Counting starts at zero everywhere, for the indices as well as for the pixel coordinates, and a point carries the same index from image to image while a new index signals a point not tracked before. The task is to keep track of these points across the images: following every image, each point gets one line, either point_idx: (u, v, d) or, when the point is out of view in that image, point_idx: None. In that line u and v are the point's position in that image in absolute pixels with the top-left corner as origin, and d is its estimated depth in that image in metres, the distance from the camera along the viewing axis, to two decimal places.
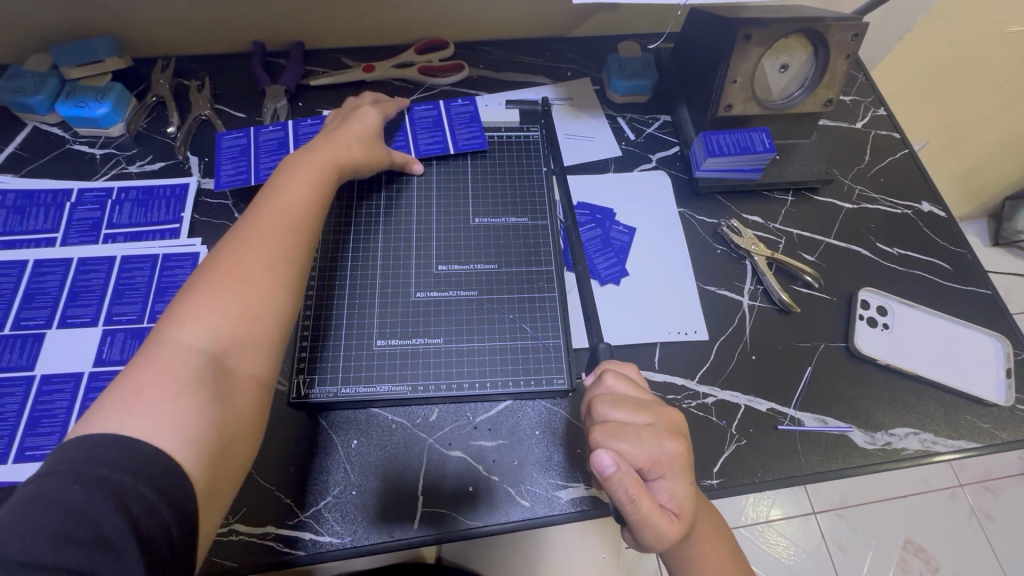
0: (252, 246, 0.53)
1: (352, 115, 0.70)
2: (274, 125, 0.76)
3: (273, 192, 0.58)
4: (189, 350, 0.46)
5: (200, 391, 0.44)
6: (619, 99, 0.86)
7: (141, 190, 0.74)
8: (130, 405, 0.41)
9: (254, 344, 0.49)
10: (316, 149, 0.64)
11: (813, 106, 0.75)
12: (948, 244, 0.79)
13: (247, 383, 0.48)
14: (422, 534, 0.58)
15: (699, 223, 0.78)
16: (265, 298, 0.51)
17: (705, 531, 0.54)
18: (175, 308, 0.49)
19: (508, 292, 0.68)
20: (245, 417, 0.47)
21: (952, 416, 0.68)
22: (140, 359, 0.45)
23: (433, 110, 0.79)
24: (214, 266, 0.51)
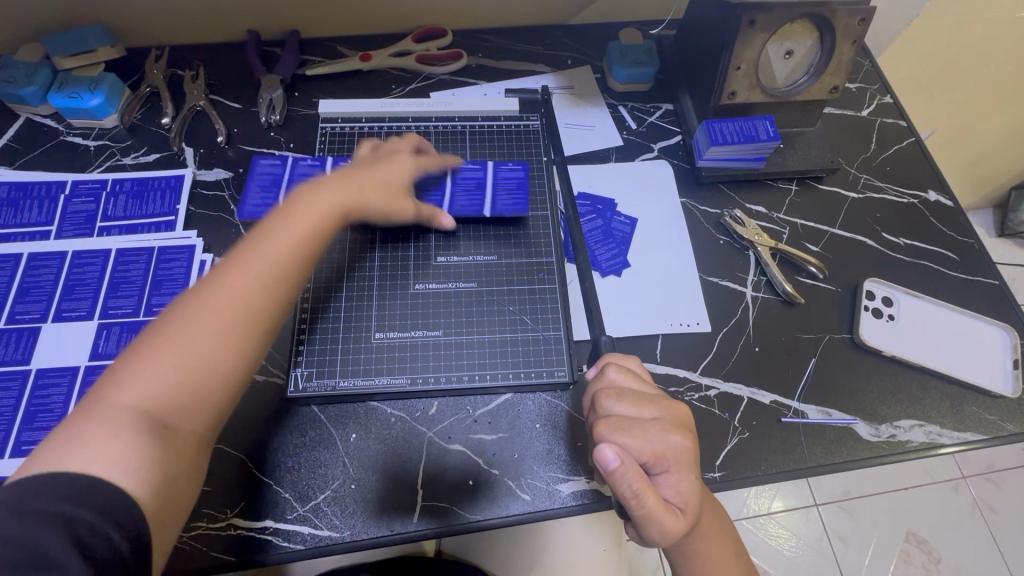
0: (217, 300, 0.47)
1: (381, 160, 0.64)
2: (314, 159, 0.71)
3: (264, 235, 0.52)
4: (131, 408, 0.43)
5: (136, 443, 0.41)
6: (621, 88, 0.85)
7: (135, 182, 0.73)
8: (65, 452, 0.40)
9: (200, 406, 0.45)
10: (328, 184, 0.57)
11: (818, 93, 0.74)
12: (955, 234, 0.78)
13: (190, 439, 0.45)
14: (421, 528, 0.58)
15: (702, 213, 0.77)
16: (221, 354, 0.46)
17: (710, 525, 0.53)
18: (130, 349, 0.45)
19: (508, 284, 0.68)
20: (187, 462, 0.45)
21: (958, 407, 0.67)
22: (83, 407, 0.43)
23: (478, 172, 0.72)
24: (175, 314, 0.47)
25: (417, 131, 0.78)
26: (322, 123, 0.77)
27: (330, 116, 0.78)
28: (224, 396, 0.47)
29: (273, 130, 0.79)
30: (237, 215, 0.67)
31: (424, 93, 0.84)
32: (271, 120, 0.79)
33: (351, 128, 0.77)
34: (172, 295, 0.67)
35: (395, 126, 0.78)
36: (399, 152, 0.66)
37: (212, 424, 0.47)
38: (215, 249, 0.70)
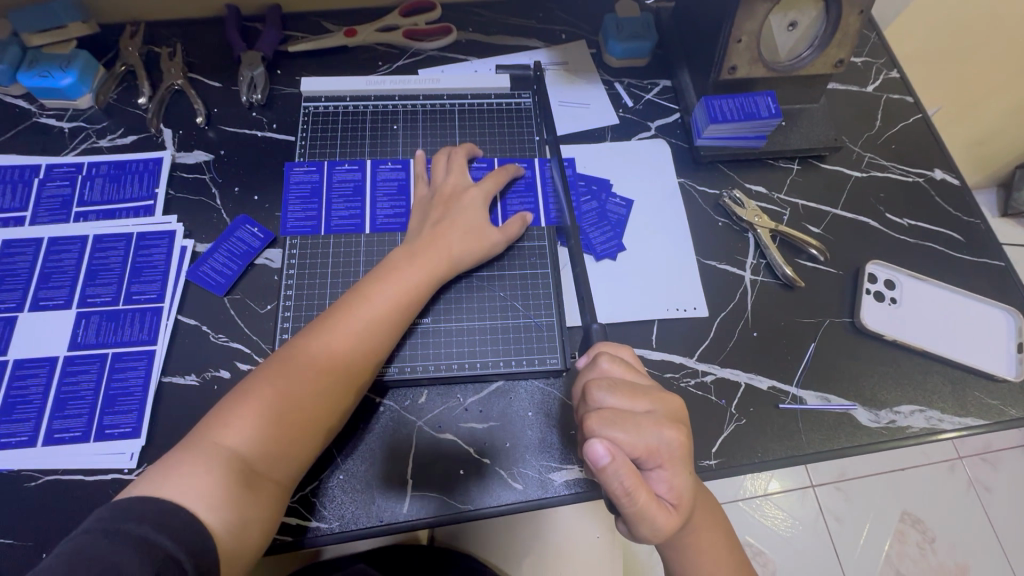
0: (314, 358, 0.54)
1: (458, 203, 0.65)
2: (351, 163, 0.72)
3: (357, 302, 0.57)
4: (228, 449, 0.49)
5: (230, 482, 0.47)
6: (617, 63, 0.81)
7: (112, 165, 0.71)
8: (168, 478, 0.46)
9: (285, 456, 0.51)
10: (417, 248, 0.62)
11: (822, 67, 0.71)
12: (961, 214, 0.76)
13: (271, 485, 0.50)
14: (412, 518, 0.57)
15: (700, 194, 0.75)
16: (311, 413, 0.53)
17: (703, 516, 0.53)
18: (235, 394, 0.52)
19: (500, 268, 0.67)
20: (266, 509, 0.49)
21: (959, 392, 0.65)
22: (190, 441, 0.49)
23: (487, 170, 0.72)
24: (273, 366, 0.54)
25: (403, 110, 0.75)
26: (305, 102, 0.75)
27: (313, 94, 0.75)
28: (308, 454, 0.53)
29: (255, 110, 0.76)
30: (281, 232, 0.68)
31: (412, 70, 0.81)
32: (252, 99, 0.75)
33: (336, 108, 0.75)
34: (152, 282, 0.64)
35: (382, 105, 0.75)
36: (472, 189, 0.66)
37: (293, 476, 0.52)
38: (196, 234, 0.68)
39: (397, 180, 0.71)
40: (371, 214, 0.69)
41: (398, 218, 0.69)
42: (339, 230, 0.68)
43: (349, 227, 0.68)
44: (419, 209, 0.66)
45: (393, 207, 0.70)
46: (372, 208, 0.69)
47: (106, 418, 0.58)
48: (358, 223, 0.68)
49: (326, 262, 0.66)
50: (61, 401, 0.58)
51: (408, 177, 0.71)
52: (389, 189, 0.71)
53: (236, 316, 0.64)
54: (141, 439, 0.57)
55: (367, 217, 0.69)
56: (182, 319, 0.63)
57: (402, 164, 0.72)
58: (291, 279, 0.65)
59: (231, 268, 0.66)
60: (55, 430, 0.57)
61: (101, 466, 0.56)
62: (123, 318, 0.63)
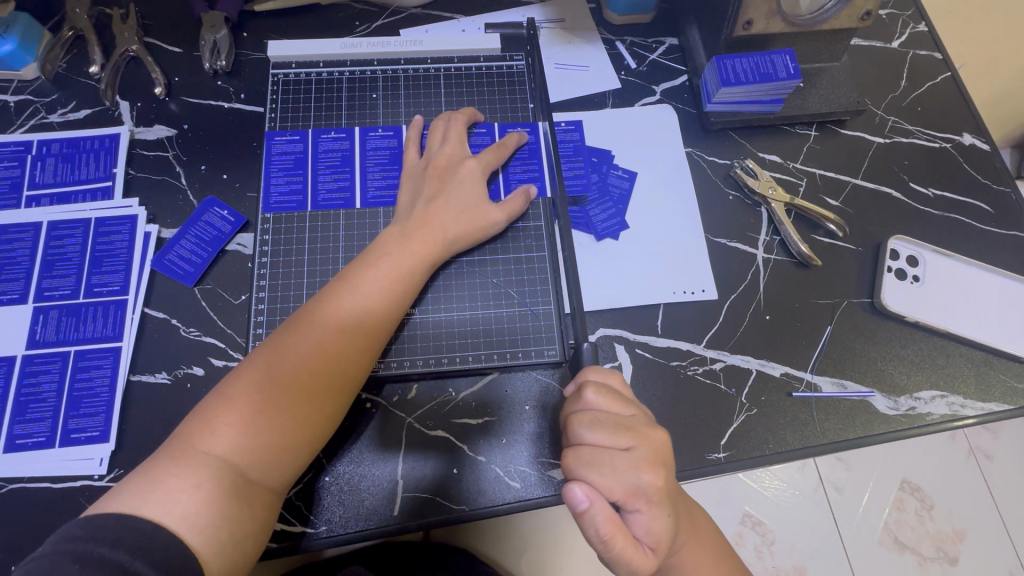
0: (304, 353, 0.49)
1: (452, 177, 0.60)
2: (337, 131, 0.66)
3: (349, 289, 0.52)
4: (216, 459, 0.45)
5: (219, 497, 0.43)
6: (619, 20, 0.74)
7: (65, 143, 0.64)
8: (151, 491, 0.43)
9: (278, 464, 0.47)
10: (410, 229, 0.56)
11: (847, 20, 0.64)
12: (990, 182, 0.70)
13: (265, 495, 0.47)
14: (403, 521, 0.53)
15: (709, 164, 0.69)
16: (308, 411, 0.48)
17: (693, 549, 0.50)
18: (219, 394, 0.48)
19: (493, 251, 0.62)
20: (259, 522, 0.46)
21: (983, 375, 0.61)
22: (173, 450, 0.45)
23: (486, 136, 0.66)
24: (260, 362, 0.49)
25: (383, 77, 0.68)
26: (273, 69, 0.68)
27: (282, 60, 0.67)
28: (304, 457, 0.49)
29: (220, 78, 0.69)
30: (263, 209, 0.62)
31: (393, 31, 0.73)
32: (217, 66, 0.68)
33: (308, 75, 0.68)
34: (115, 273, 0.59)
35: (360, 70, 0.68)
36: (468, 161, 0.61)
37: (287, 483, 0.48)
38: (160, 218, 0.62)
39: (388, 148, 0.65)
40: (360, 185, 0.63)
41: (391, 188, 0.63)
42: (328, 204, 0.62)
43: (338, 201, 0.62)
44: (411, 182, 0.60)
45: (384, 176, 0.64)
46: (361, 178, 0.64)
47: (71, 422, 0.54)
48: (349, 196, 0.63)
49: (315, 238, 0.61)
50: (21, 404, 0.54)
51: (401, 144, 0.65)
52: (379, 157, 0.65)
53: (209, 308, 0.59)
54: (110, 444, 0.54)
55: (356, 190, 0.63)
56: (149, 312, 0.59)
57: (394, 130, 0.66)
58: (266, 267, 0.60)
59: (200, 255, 0.60)
60: (15, 436, 0.53)
61: (68, 474, 0.52)
62: (85, 313, 0.58)
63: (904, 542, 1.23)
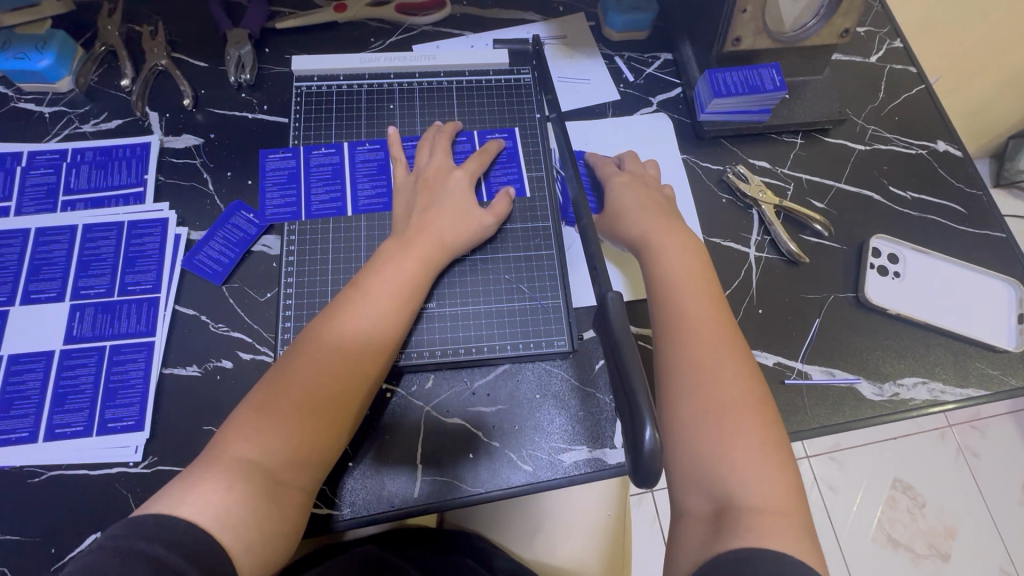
0: (321, 359, 0.52)
1: (442, 187, 0.64)
2: (327, 146, 0.69)
3: (359, 295, 0.56)
4: (245, 462, 0.47)
5: (250, 498, 0.46)
6: (617, 37, 0.79)
7: (98, 151, 0.68)
8: (188, 493, 0.45)
9: (304, 466, 0.50)
10: (411, 237, 0.60)
11: (827, 38, 0.69)
12: (963, 185, 0.75)
13: (294, 494, 0.49)
14: (423, 502, 0.57)
15: (703, 170, 0.74)
16: (332, 412, 0.51)
17: (701, 351, 0.52)
18: (246, 404, 0.51)
19: (505, 251, 0.66)
20: (288, 521, 0.48)
21: (961, 363, 0.66)
22: (206, 457, 0.48)
23: (466, 144, 0.71)
24: (280, 372, 0.52)
25: (398, 89, 0.73)
26: (296, 82, 0.72)
27: (304, 73, 0.72)
28: (329, 456, 0.51)
29: (244, 91, 0.73)
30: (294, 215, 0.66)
31: (406, 47, 0.78)
32: (241, 79, 0.73)
33: (329, 87, 0.72)
34: (147, 272, 0.63)
35: (377, 83, 0.73)
36: (457, 170, 0.65)
37: (314, 483, 0.51)
38: (189, 221, 0.66)
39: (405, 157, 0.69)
40: (351, 196, 0.67)
41: (381, 196, 0.67)
42: (321, 214, 0.66)
43: (330, 210, 0.66)
44: (404, 193, 0.65)
45: (374, 187, 0.68)
46: (352, 191, 0.67)
47: (108, 412, 0.57)
48: (340, 205, 0.66)
49: (338, 240, 0.65)
50: (60, 395, 0.57)
51: (387, 156, 0.69)
52: (368, 167, 0.69)
53: (236, 305, 0.63)
54: (145, 432, 0.57)
55: (347, 200, 0.67)
56: (180, 309, 0.62)
57: (379, 143, 0.70)
58: (292, 266, 0.63)
59: (228, 256, 0.64)
60: (55, 425, 0.56)
61: (106, 460, 0.55)
62: (119, 310, 0.61)
63: (897, 539, 1.27)
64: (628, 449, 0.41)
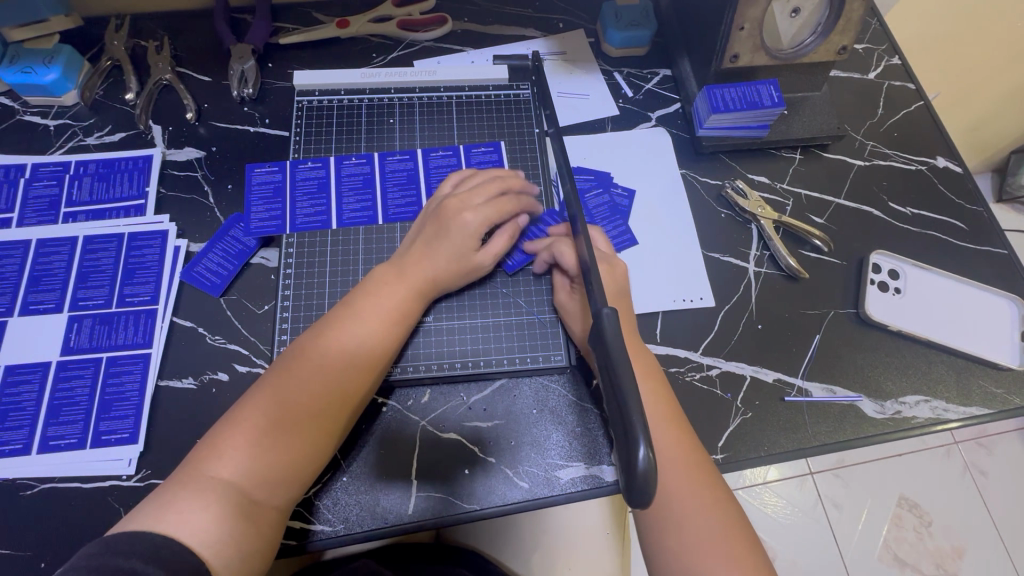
0: (306, 383, 0.52)
1: (450, 226, 0.60)
2: (314, 160, 0.70)
3: (348, 317, 0.56)
4: (222, 482, 0.47)
5: (227, 516, 0.46)
6: (616, 52, 0.80)
7: (101, 164, 0.69)
8: (163, 512, 0.45)
9: (281, 485, 0.49)
10: (405, 263, 0.60)
11: (825, 55, 0.70)
12: (964, 202, 0.75)
13: (271, 511, 0.49)
14: (416, 522, 0.56)
15: (702, 184, 0.74)
16: (311, 433, 0.51)
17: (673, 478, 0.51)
18: (229, 420, 0.50)
19: (503, 265, 0.66)
20: (265, 538, 0.48)
21: (963, 381, 0.65)
22: (181, 476, 0.47)
23: (451, 159, 0.71)
24: (262, 393, 0.52)
25: (399, 103, 0.73)
26: (298, 96, 0.73)
27: (306, 88, 0.73)
28: (307, 474, 0.51)
29: (246, 105, 0.74)
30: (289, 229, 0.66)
31: (408, 62, 0.79)
32: (244, 93, 0.73)
33: (330, 102, 0.73)
34: (146, 284, 0.63)
35: (377, 98, 0.73)
36: (470, 210, 0.61)
37: (293, 500, 0.51)
38: (189, 234, 0.66)
39: (406, 170, 0.70)
40: (336, 211, 0.67)
41: (364, 211, 0.67)
42: (306, 227, 0.66)
43: (316, 224, 0.66)
44: (420, 222, 0.64)
45: (358, 201, 0.68)
46: (337, 206, 0.67)
47: (103, 424, 0.57)
48: (325, 218, 0.67)
49: (337, 253, 0.65)
50: (55, 407, 0.57)
51: (374, 171, 0.70)
52: (355, 181, 0.69)
53: (233, 317, 0.63)
54: (138, 445, 0.56)
55: (332, 214, 0.67)
56: (177, 321, 0.62)
57: (367, 158, 0.70)
58: (290, 278, 0.64)
59: (226, 268, 0.64)
60: (49, 437, 0.56)
61: (99, 473, 0.55)
62: (117, 321, 0.61)
63: (905, 559, 1.24)
64: (622, 469, 0.39)
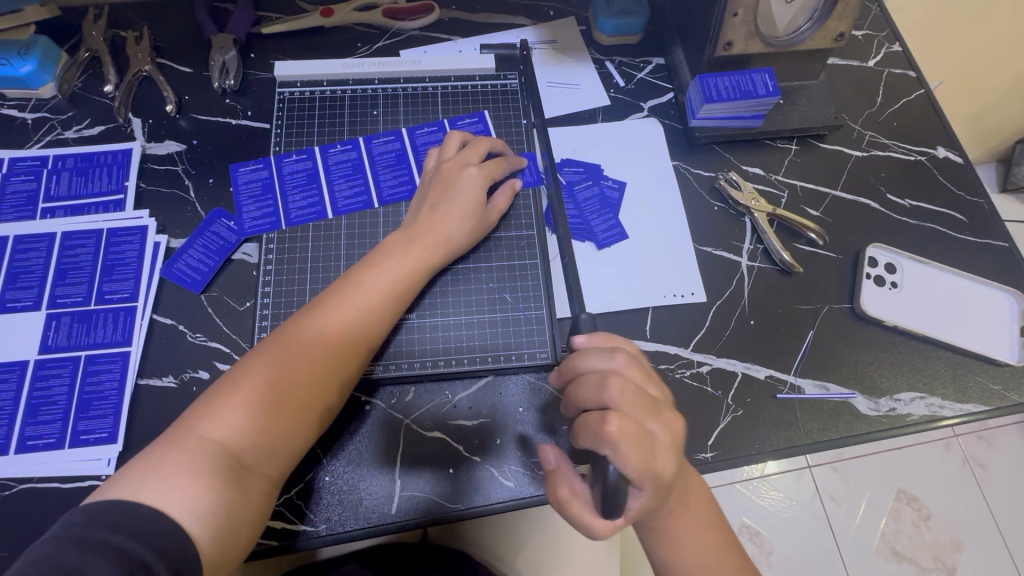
0: (308, 350, 0.51)
1: (454, 186, 0.61)
2: (299, 152, 0.68)
3: (353, 286, 0.55)
4: (215, 445, 0.46)
5: (219, 484, 0.45)
6: (608, 41, 0.78)
7: (79, 158, 0.67)
8: (151, 476, 0.43)
9: (275, 453, 0.48)
10: (412, 234, 0.59)
11: (822, 41, 0.67)
12: (964, 194, 0.73)
13: (262, 482, 0.48)
14: (401, 522, 0.55)
15: (695, 176, 0.72)
16: (308, 400, 0.50)
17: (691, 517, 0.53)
18: (226, 380, 0.49)
19: (491, 259, 0.65)
20: (254, 508, 0.47)
21: (960, 378, 0.64)
22: (171, 437, 0.46)
23: (437, 134, 0.70)
24: (262, 355, 0.51)
25: (383, 95, 0.72)
26: (279, 88, 0.71)
27: (288, 79, 0.71)
28: (300, 446, 0.50)
29: (228, 97, 0.72)
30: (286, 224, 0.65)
31: (393, 52, 0.77)
32: (225, 85, 0.72)
33: (312, 93, 0.71)
34: (125, 281, 0.62)
35: (361, 89, 0.72)
36: (472, 168, 0.62)
37: (284, 472, 0.50)
38: (169, 229, 0.65)
39: (393, 151, 0.69)
40: (330, 199, 0.66)
41: (359, 196, 0.67)
42: (301, 220, 0.65)
43: (311, 215, 0.65)
44: (421, 191, 0.63)
45: (351, 188, 0.67)
46: (330, 194, 0.66)
47: (81, 424, 0.56)
48: (320, 209, 0.66)
49: (320, 249, 0.64)
50: (32, 406, 0.56)
51: (361, 156, 0.69)
52: (342, 168, 0.68)
53: (215, 314, 0.62)
54: (118, 444, 0.55)
55: (327, 202, 0.66)
56: (157, 319, 0.61)
57: (352, 144, 0.69)
58: (270, 275, 0.62)
59: (207, 264, 0.63)
60: (27, 437, 0.55)
61: (78, 473, 0.54)
62: (96, 319, 0.60)
63: (902, 552, 1.23)
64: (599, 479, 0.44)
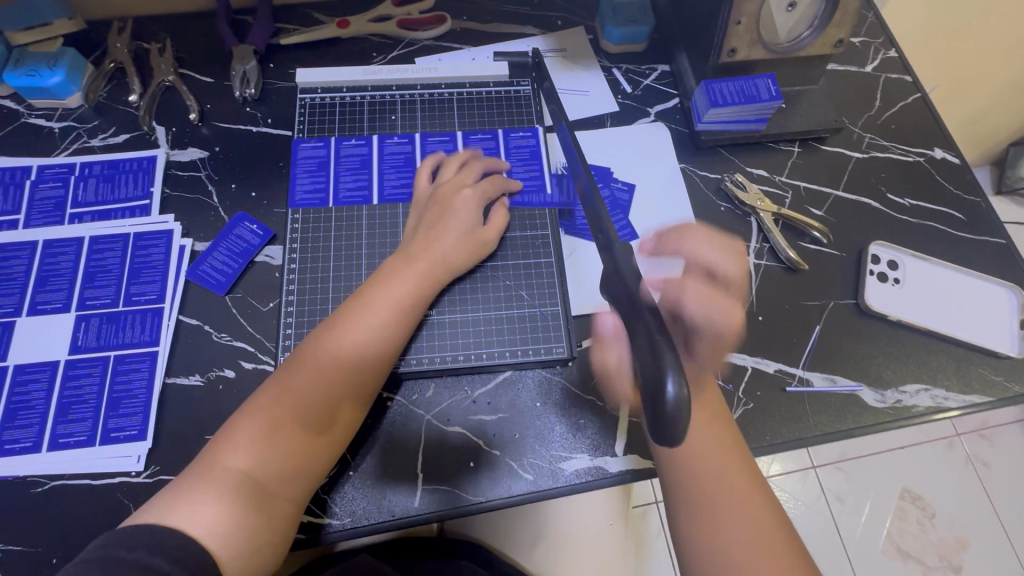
0: (321, 372, 0.53)
1: (451, 204, 0.64)
2: (323, 140, 0.71)
3: (360, 308, 0.56)
4: (237, 472, 0.49)
5: (239, 509, 0.47)
6: (615, 49, 0.80)
7: (105, 165, 0.69)
8: (180, 502, 0.47)
9: (295, 478, 0.51)
10: (412, 252, 0.61)
11: (822, 48, 0.70)
12: (962, 193, 0.76)
13: (286, 505, 0.50)
14: (423, 512, 0.57)
15: (702, 179, 0.74)
16: (322, 424, 0.52)
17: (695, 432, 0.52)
18: (246, 409, 0.52)
19: (506, 257, 0.67)
20: (278, 531, 0.49)
21: (963, 369, 0.66)
22: (199, 467, 0.49)
23: (448, 143, 0.73)
24: (279, 381, 0.53)
25: (400, 101, 0.74)
26: (301, 93, 0.74)
27: (308, 85, 0.74)
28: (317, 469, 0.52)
29: (249, 105, 0.74)
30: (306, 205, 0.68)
31: (409, 61, 0.79)
32: (246, 94, 0.74)
33: (332, 99, 0.74)
34: (151, 283, 0.64)
35: (379, 95, 0.74)
36: (466, 188, 0.65)
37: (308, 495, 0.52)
38: (193, 233, 0.67)
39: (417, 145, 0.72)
40: (353, 186, 0.69)
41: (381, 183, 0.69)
42: (324, 202, 0.68)
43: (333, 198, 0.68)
44: (416, 209, 0.66)
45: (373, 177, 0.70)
46: (355, 180, 0.69)
47: (112, 421, 0.57)
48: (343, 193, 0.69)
49: (342, 251, 0.66)
50: (64, 405, 0.58)
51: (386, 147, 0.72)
52: (366, 159, 0.71)
53: (239, 315, 0.63)
54: (147, 441, 0.57)
55: (349, 188, 0.69)
56: (183, 320, 0.63)
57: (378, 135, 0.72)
58: (293, 275, 0.64)
59: (231, 266, 0.65)
60: (59, 435, 0.57)
61: (109, 470, 0.56)
62: (124, 320, 0.62)
63: (908, 551, 1.24)
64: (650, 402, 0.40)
